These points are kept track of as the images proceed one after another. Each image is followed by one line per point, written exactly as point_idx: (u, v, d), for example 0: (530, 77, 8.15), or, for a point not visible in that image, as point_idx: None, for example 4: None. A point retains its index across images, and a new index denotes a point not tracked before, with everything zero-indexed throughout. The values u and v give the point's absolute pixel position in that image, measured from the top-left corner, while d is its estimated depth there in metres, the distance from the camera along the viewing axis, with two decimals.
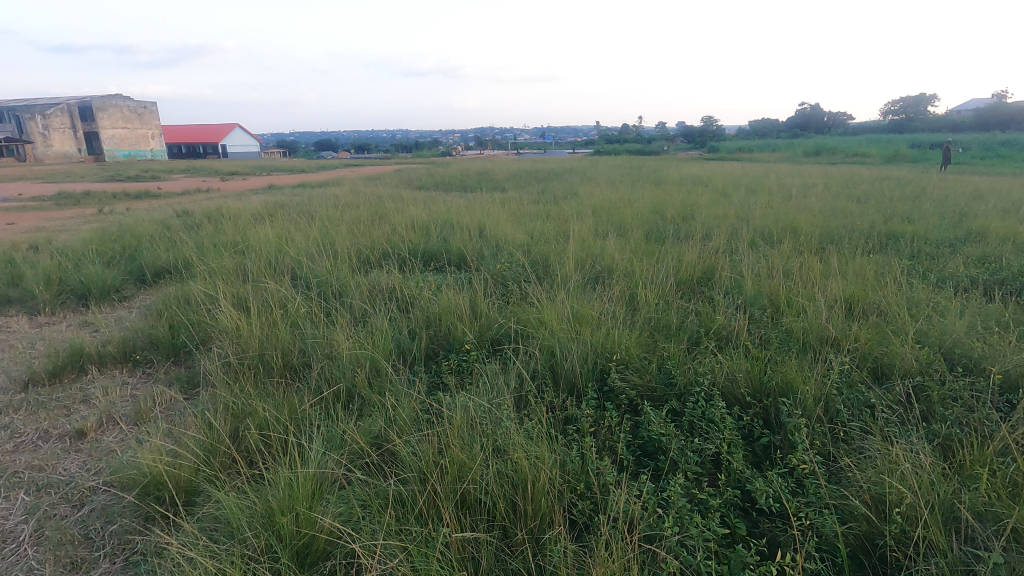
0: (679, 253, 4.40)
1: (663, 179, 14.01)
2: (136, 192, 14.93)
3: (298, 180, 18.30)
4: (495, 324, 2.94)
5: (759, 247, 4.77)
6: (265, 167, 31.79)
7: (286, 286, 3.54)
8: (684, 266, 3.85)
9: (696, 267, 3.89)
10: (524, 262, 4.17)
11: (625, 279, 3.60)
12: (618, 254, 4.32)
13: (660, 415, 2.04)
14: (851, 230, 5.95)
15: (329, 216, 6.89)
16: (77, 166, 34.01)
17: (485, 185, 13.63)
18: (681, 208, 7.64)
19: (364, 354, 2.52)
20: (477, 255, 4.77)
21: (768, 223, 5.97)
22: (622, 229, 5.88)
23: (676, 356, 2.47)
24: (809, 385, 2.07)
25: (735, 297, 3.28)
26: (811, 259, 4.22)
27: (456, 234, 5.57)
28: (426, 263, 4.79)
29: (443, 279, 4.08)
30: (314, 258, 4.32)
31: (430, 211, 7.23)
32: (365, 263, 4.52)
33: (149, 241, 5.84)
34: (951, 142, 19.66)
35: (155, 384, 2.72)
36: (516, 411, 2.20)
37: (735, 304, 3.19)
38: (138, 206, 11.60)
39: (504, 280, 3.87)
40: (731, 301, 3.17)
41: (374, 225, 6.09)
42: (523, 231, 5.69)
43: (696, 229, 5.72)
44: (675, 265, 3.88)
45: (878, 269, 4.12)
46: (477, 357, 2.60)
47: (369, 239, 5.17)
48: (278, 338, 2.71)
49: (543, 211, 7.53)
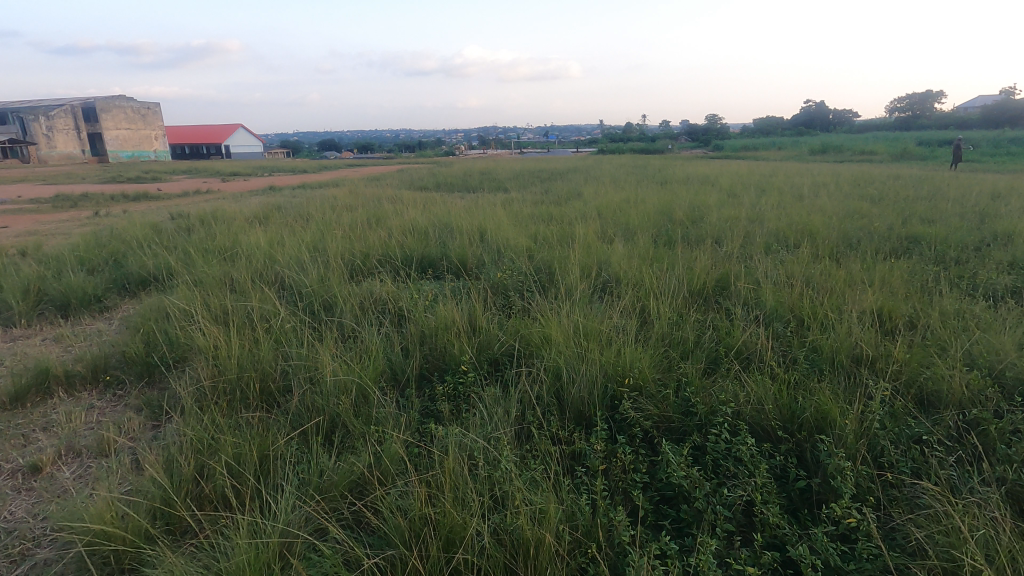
0: (690, 260, 4.15)
1: (669, 178, 13.78)
2: (135, 194, 14.77)
3: (299, 181, 18.15)
4: (495, 341, 2.70)
5: (774, 252, 4.53)
6: (266, 168, 31.67)
7: (271, 299, 3.32)
8: (697, 274, 3.61)
9: (710, 275, 3.65)
10: (526, 271, 3.93)
11: (634, 290, 3.35)
12: (626, 261, 4.07)
13: (680, 452, 1.80)
14: (869, 232, 5.70)
15: (326, 219, 6.67)
16: (80, 167, 33.97)
17: (487, 185, 13.41)
18: (689, 209, 7.41)
19: (349, 378, 2.28)
20: (478, 262, 4.54)
21: (781, 226, 5.73)
22: (629, 233, 5.63)
23: (694, 379, 2.22)
24: (848, 417, 1.82)
25: (755, 310, 3.03)
26: (831, 267, 3.98)
27: (456, 239, 5.35)
28: (424, 271, 4.56)
29: (440, 288, 3.85)
30: (305, 267, 4.09)
31: (430, 214, 7.00)
32: (359, 273, 4.30)
33: (137, 246, 5.62)
34: (961, 141, 19.33)
35: (124, 409, 2.50)
36: (517, 446, 1.96)
37: (755, 317, 2.93)
38: (136, 208, 11.42)
39: (505, 290, 3.63)
40: (750, 314, 2.93)
41: (370, 229, 5.87)
42: (526, 235, 5.46)
43: (706, 233, 5.48)
44: (687, 274, 3.64)
45: (904, 276, 3.88)
46: (473, 381, 2.35)
47: (364, 244, 4.95)
48: (257, 359, 2.47)
49: (546, 213, 7.30)
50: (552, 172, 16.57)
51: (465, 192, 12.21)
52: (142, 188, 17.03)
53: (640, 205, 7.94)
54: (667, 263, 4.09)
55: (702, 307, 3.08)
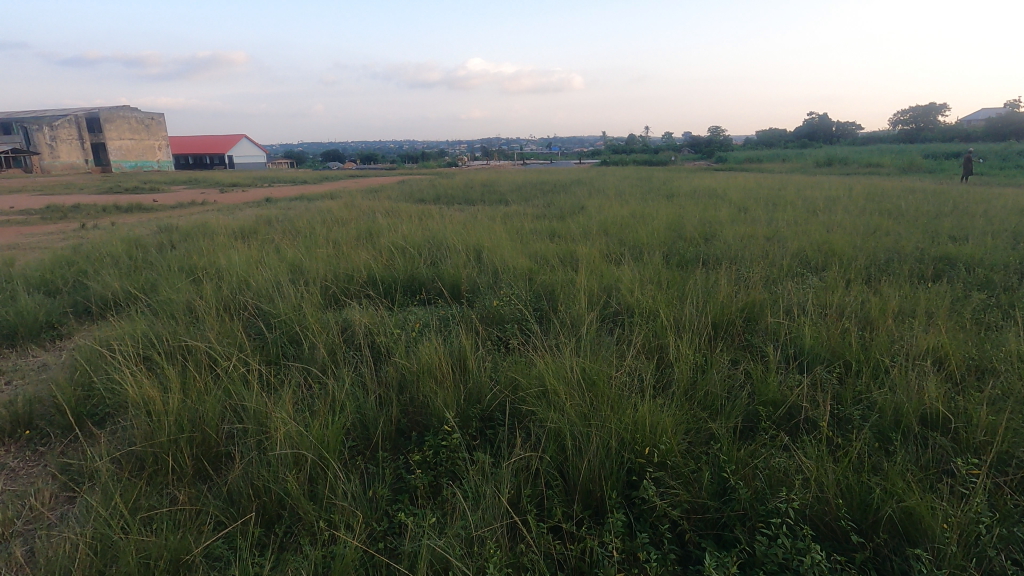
0: (708, 287, 3.73)
1: (675, 191, 13.42)
2: (128, 206, 14.44)
3: (298, 192, 17.85)
4: (488, 389, 2.27)
5: (797, 276, 4.12)
6: (267, 178, 31.47)
7: (234, 333, 2.91)
8: (720, 303, 3.19)
9: (733, 305, 3.23)
10: (525, 299, 3.52)
11: (648, 324, 2.93)
12: (637, 287, 3.65)
13: (723, 564, 1.37)
14: (897, 252, 5.29)
15: (313, 235, 6.26)
16: (82, 177, 33.88)
17: (488, 197, 13.07)
18: (699, 226, 7.00)
19: (305, 443, 1.85)
20: (473, 285, 4.14)
21: (801, 245, 5.33)
22: (637, 253, 5.21)
23: (731, 448, 1.78)
24: (944, 519, 1.39)
25: (791, 352, 2.60)
26: (865, 295, 3.57)
27: (449, 259, 4.93)
28: (412, 296, 4.15)
29: (428, 316, 3.45)
30: (279, 292, 3.68)
31: (425, 230, 6.59)
32: (341, 300, 3.88)
33: (109, 264, 5.22)
34: (972, 153, 18.92)
35: (38, 472, 2.06)
36: (512, 545, 1.53)
37: (792, 362, 2.51)
38: (126, 220, 11.08)
39: (501, 324, 3.21)
40: (786, 358, 2.50)
41: (358, 247, 5.47)
42: (525, 254, 5.07)
43: (720, 253, 5.06)
44: (707, 307, 3.22)
45: (948, 305, 3.46)
46: (459, 445, 1.92)
47: (350, 264, 4.56)
48: (198, 413, 2.04)
49: (548, 228, 6.92)
50: (553, 184, 16.24)
51: (464, 205, 11.83)
52: (136, 199, 16.69)
53: (646, 220, 7.53)
54: (681, 292, 3.67)
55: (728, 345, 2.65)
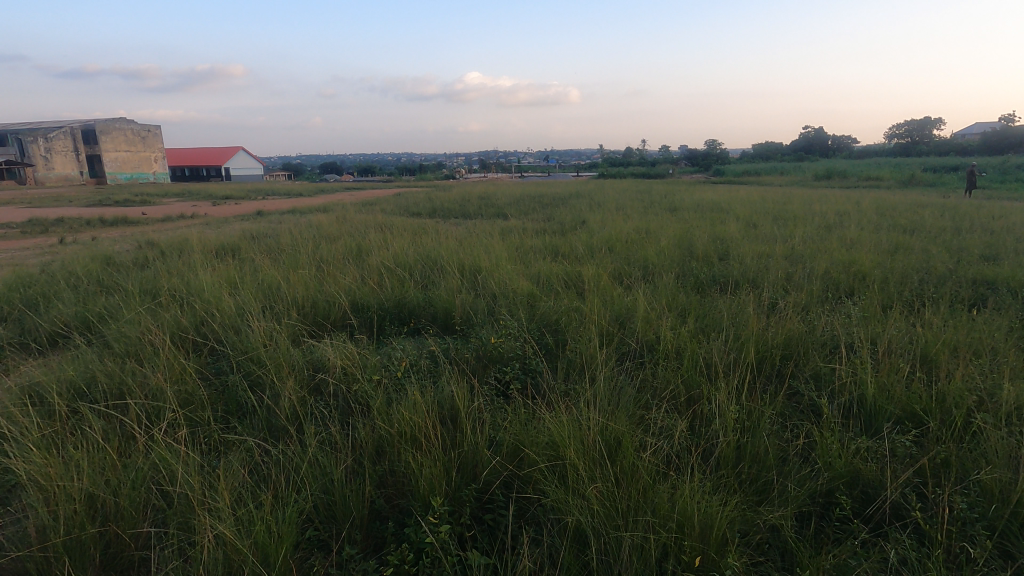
0: (733, 318, 3.30)
1: (677, 205, 13.09)
2: (113, 219, 13.96)
3: (290, 205, 17.47)
4: (486, 458, 1.83)
5: (829, 302, 3.73)
6: (262, 190, 31.20)
7: (186, 380, 2.46)
8: (754, 340, 2.75)
9: (768, 340, 2.80)
10: (527, 331, 3.09)
11: (674, 369, 2.50)
12: (655, 319, 3.23)
13: None
14: (927, 272, 4.90)
15: (297, 254, 5.83)
16: (74, 188, 33.46)
17: (486, 211, 12.71)
18: (708, 243, 6.59)
19: (247, 550, 1.40)
20: (469, 313, 3.73)
21: (823, 264, 4.95)
22: (647, 275, 4.79)
23: (810, 563, 1.34)
24: None
25: (848, 413, 2.19)
26: (910, 326, 3.17)
27: (442, 281, 4.50)
28: (401, 326, 3.71)
29: (417, 351, 3.02)
30: (247, 323, 3.22)
31: (417, 248, 6.16)
32: (319, 333, 3.44)
33: (71, 285, 4.77)
34: (975, 166, 18.66)
35: None
36: None
37: (853, 424, 2.09)
38: (108, 235, 10.62)
39: (501, 364, 2.76)
40: (846, 423, 2.09)
41: (344, 267, 5.03)
42: (527, 276, 4.66)
43: (738, 274, 4.65)
44: (737, 346, 2.80)
45: (1008, 337, 3.05)
46: (449, 545, 1.48)
47: (334, 286, 4.14)
48: (113, 502, 1.58)
49: (550, 245, 6.53)
50: (552, 197, 15.87)
51: (460, 219, 11.43)
52: (123, 212, 16.23)
53: (652, 237, 7.12)
54: (704, 324, 3.24)
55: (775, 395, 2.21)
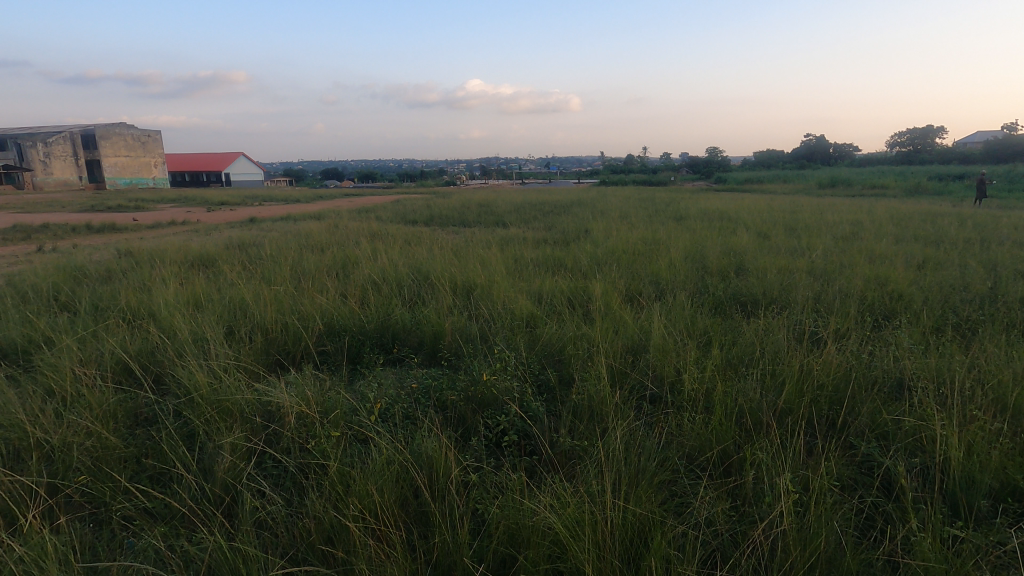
0: (764, 347, 2.85)
1: (683, 213, 12.67)
2: (101, 225, 13.55)
3: (285, 211, 17.04)
4: (467, 562, 1.40)
5: (867, 327, 3.29)
6: (260, 196, 30.84)
7: (109, 435, 2.03)
8: (796, 378, 2.30)
9: (812, 379, 2.34)
10: (524, 365, 2.66)
11: (704, 420, 2.05)
12: (674, 352, 2.77)
13: None
14: (966, 291, 4.46)
15: (277, 266, 5.39)
16: (71, 193, 33.12)
17: (485, 219, 12.30)
18: (721, 256, 6.15)
19: None
20: (459, 339, 3.29)
21: (850, 282, 4.51)
22: (658, 294, 4.35)
23: None
24: None
25: (925, 486, 1.75)
26: (970, 359, 2.72)
27: (433, 300, 4.05)
28: (381, 354, 3.27)
29: (394, 388, 2.59)
30: (201, 354, 2.78)
31: (409, 259, 5.72)
32: (285, 363, 3.01)
33: (22, 300, 4.33)
34: (985, 177, 18.17)
35: None
36: None
37: (936, 505, 1.65)
38: (89, 242, 10.18)
39: (493, 410, 2.31)
40: (926, 502, 1.65)
41: (325, 281, 4.59)
42: (526, 293, 4.23)
43: (760, 293, 4.19)
44: (775, 390, 2.35)
45: None
46: None
47: (309, 305, 3.71)
48: None
49: (551, 257, 6.10)
50: (552, 204, 15.45)
51: (457, 227, 10.99)
52: (115, 218, 15.83)
53: (660, 248, 6.67)
54: (731, 354, 2.79)
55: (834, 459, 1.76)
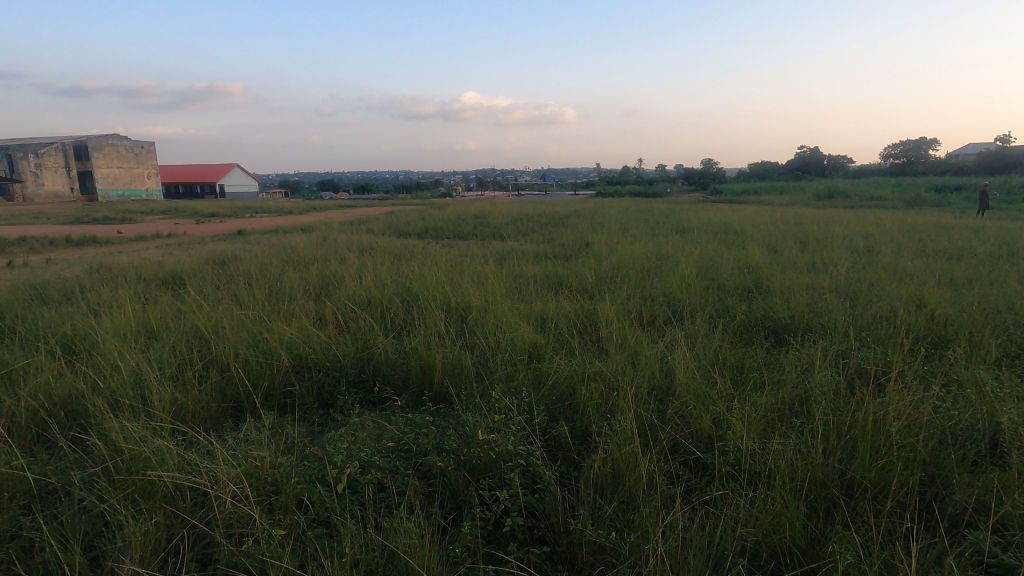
0: (810, 390, 2.42)
1: (685, 225, 12.32)
2: (82, 238, 13.07)
3: (275, 223, 16.59)
4: None
5: (921, 360, 2.85)
6: (251, 208, 30.35)
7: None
8: (867, 441, 1.87)
9: (884, 438, 1.92)
10: (529, 417, 2.21)
11: (762, 502, 1.62)
12: (707, 397, 2.34)
13: None
14: (1012, 312, 4.04)
15: (254, 285, 4.94)
16: (60, 205, 32.57)
17: (481, 231, 11.88)
18: (734, 272, 5.73)
19: None
20: (451, 376, 2.84)
21: (883, 303, 4.10)
22: (673, 317, 3.92)
23: None
24: None
25: None
26: None
27: (423, 325, 3.60)
28: (361, 396, 2.82)
29: (371, 446, 2.14)
30: (141, 405, 2.34)
31: (398, 277, 5.26)
32: (245, 413, 2.56)
33: None
34: (986, 187, 17.92)
35: None
36: None
37: None
38: (65, 257, 9.69)
39: (492, 478, 1.87)
40: None
41: (304, 304, 4.14)
42: (527, 317, 3.79)
43: (789, 320, 3.76)
44: (839, 454, 1.92)
45: None
46: None
47: (279, 333, 3.25)
48: None
49: (552, 273, 5.68)
50: (550, 216, 15.03)
51: (452, 241, 10.53)
52: (98, 230, 15.32)
53: (669, 263, 6.23)
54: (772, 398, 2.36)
55: (949, 562, 1.33)
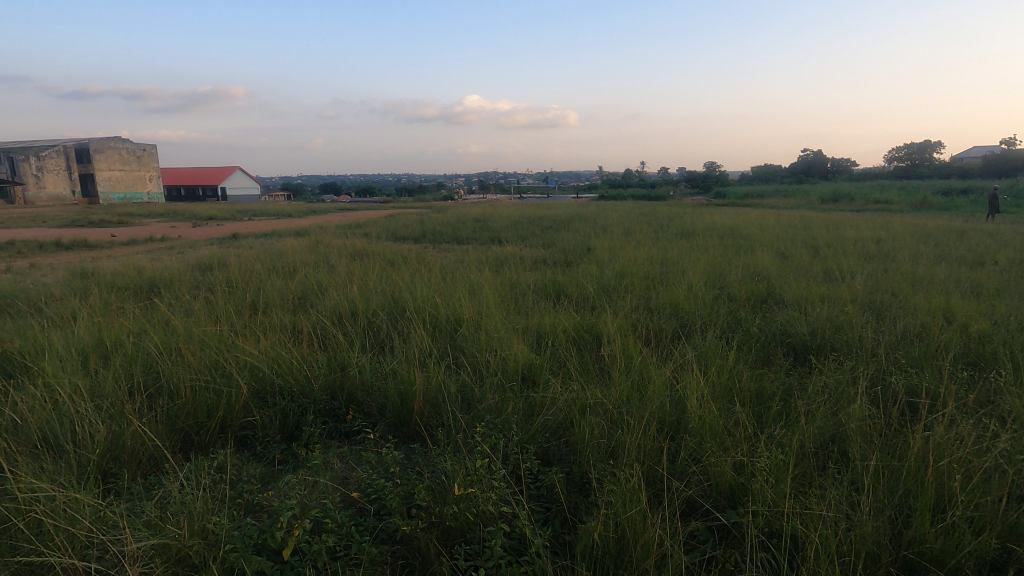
0: (845, 428, 2.10)
1: (690, 229, 11.99)
2: (74, 241, 12.80)
3: (272, 226, 16.32)
4: None
5: (964, 386, 2.53)
6: (250, 210, 30.11)
7: None
8: (924, 503, 1.55)
9: (945, 499, 1.60)
10: (517, 462, 1.89)
11: None
12: (727, 438, 2.01)
13: None
14: None
15: (232, 294, 4.63)
16: (59, 207, 32.39)
17: (480, 235, 11.59)
18: (744, 281, 5.41)
19: None
20: (432, 404, 2.52)
21: (908, 317, 3.78)
22: (681, 333, 3.60)
23: None
24: None
25: None
26: None
27: (407, 342, 3.27)
28: (331, 427, 2.50)
29: (331, 496, 1.83)
30: (69, 450, 2.02)
31: (387, 286, 4.94)
32: (196, 452, 2.25)
33: None
34: (996, 190, 17.55)
35: None
36: None
37: None
38: (51, 261, 9.41)
39: (469, 546, 1.55)
40: None
41: (281, 316, 3.83)
42: (522, 332, 3.46)
43: (809, 337, 3.43)
44: (890, 516, 1.60)
45: None
46: None
47: (245, 352, 2.94)
48: None
49: (551, 281, 5.36)
50: (551, 220, 14.72)
51: (449, 245, 10.22)
52: (90, 234, 15.01)
53: (675, 271, 5.90)
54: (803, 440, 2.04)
55: None
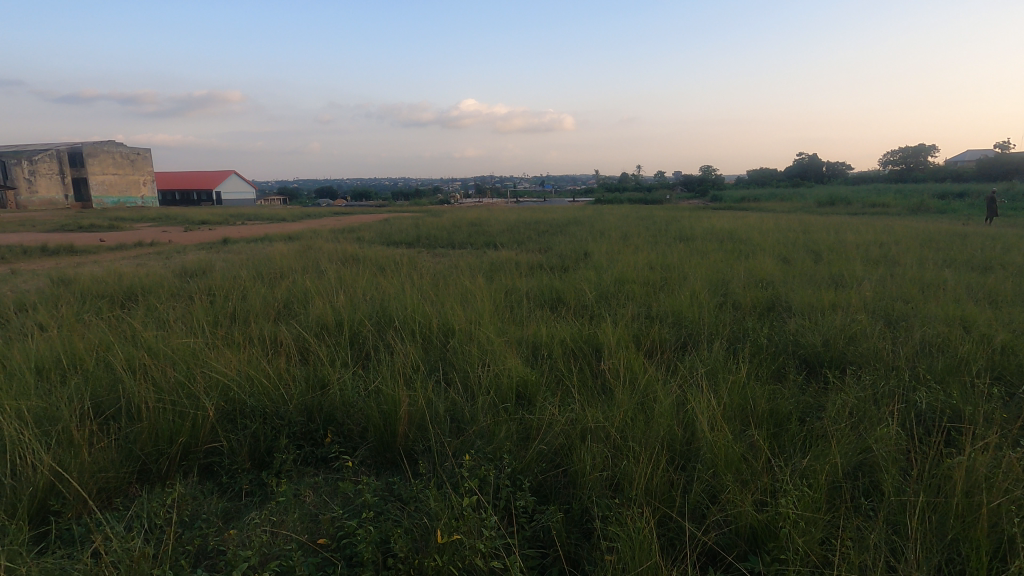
0: (874, 458, 1.90)
1: (689, 233, 11.81)
2: (61, 246, 12.52)
3: (263, 231, 16.06)
4: None
5: (997, 407, 2.33)
6: (244, 215, 29.89)
7: None
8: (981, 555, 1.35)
9: (1003, 547, 1.40)
10: (511, 501, 1.68)
11: None
12: (744, 471, 1.81)
13: None
14: None
15: (212, 304, 4.40)
16: (50, 212, 32.05)
17: (475, 239, 11.39)
18: (748, 287, 5.22)
19: None
20: (418, 428, 2.31)
21: (925, 327, 3.58)
22: (685, 344, 3.40)
23: None
24: None
25: None
26: None
27: (393, 356, 3.05)
28: (307, 452, 2.28)
29: (298, 543, 1.61)
30: (4, 487, 1.79)
31: (375, 294, 4.72)
32: (153, 486, 2.02)
33: None
34: (994, 194, 17.40)
35: None
36: None
37: None
38: (33, 267, 9.15)
39: None
40: None
41: (260, 327, 3.61)
42: (516, 344, 3.25)
43: (822, 349, 3.22)
44: (939, 566, 1.41)
45: None
46: None
47: (215, 367, 2.71)
48: None
49: (548, 287, 5.16)
50: (548, 224, 14.54)
51: (443, 251, 9.97)
52: (76, 239, 14.65)
53: (676, 277, 5.68)
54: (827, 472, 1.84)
55: None
